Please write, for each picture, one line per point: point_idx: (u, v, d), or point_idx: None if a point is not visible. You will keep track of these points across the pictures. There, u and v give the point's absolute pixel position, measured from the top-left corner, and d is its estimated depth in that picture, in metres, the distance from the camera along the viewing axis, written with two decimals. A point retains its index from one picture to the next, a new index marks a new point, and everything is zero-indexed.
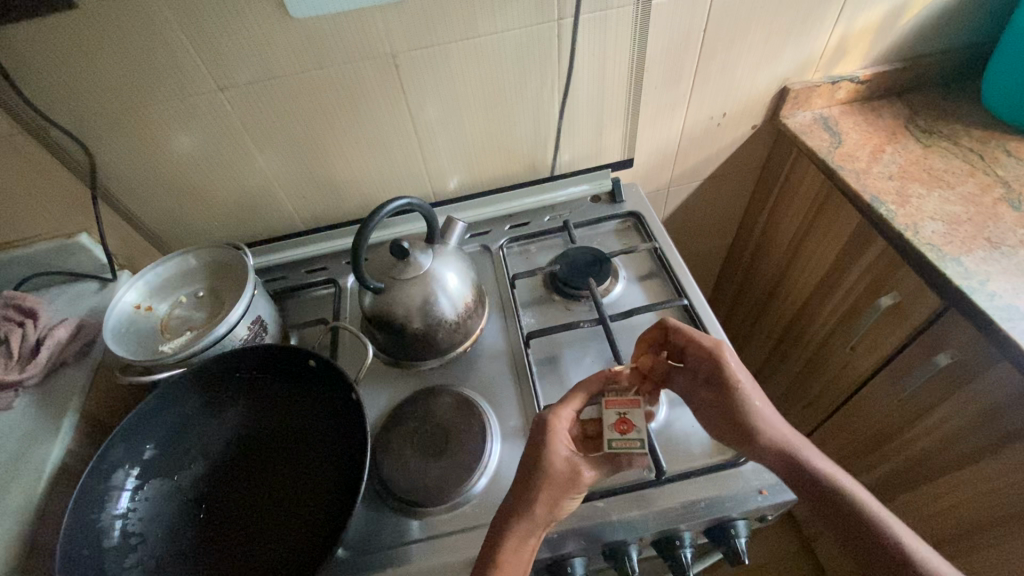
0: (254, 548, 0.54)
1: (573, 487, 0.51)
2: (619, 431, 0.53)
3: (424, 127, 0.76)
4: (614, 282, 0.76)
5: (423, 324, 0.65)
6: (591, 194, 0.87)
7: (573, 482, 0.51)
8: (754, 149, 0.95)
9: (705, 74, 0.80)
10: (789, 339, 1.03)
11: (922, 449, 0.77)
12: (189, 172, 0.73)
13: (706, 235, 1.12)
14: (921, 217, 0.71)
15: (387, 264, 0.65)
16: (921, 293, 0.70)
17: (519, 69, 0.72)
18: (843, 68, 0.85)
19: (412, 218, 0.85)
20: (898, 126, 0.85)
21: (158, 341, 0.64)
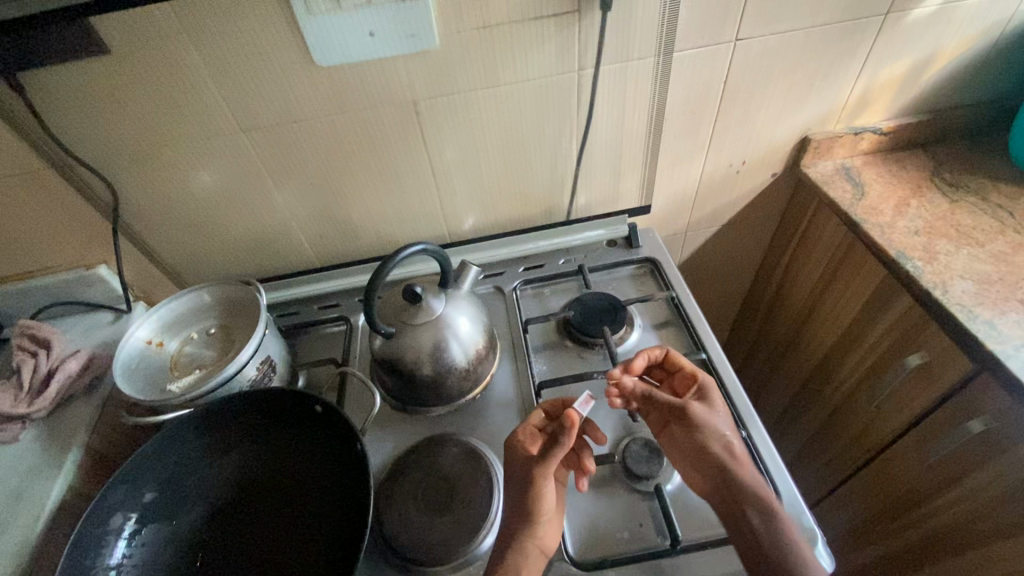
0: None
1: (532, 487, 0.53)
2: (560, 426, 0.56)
3: (442, 171, 0.76)
4: (629, 330, 0.74)
5: (432, 370, 0.64)
6: (607, 239, 0.86)
7: (532, 478, 0.54)
8: (773, 196, 0.94)
9: (725, 124, 0.79)
10: (809, 390, 1.00)
11: (953, 519, 0.73)
12: (209, 208, 0.74)
13: (723, 280, 1.10)
14: (949, 276, 0.69)
15: (399, 308, 0.64)
16: (952, 354, 0.67)
17: (539, 115, 0.72)
18: (865, 120, 0.85)
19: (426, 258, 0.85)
20: (923, 179, 0.83)
21: (167, 379, 0.63)
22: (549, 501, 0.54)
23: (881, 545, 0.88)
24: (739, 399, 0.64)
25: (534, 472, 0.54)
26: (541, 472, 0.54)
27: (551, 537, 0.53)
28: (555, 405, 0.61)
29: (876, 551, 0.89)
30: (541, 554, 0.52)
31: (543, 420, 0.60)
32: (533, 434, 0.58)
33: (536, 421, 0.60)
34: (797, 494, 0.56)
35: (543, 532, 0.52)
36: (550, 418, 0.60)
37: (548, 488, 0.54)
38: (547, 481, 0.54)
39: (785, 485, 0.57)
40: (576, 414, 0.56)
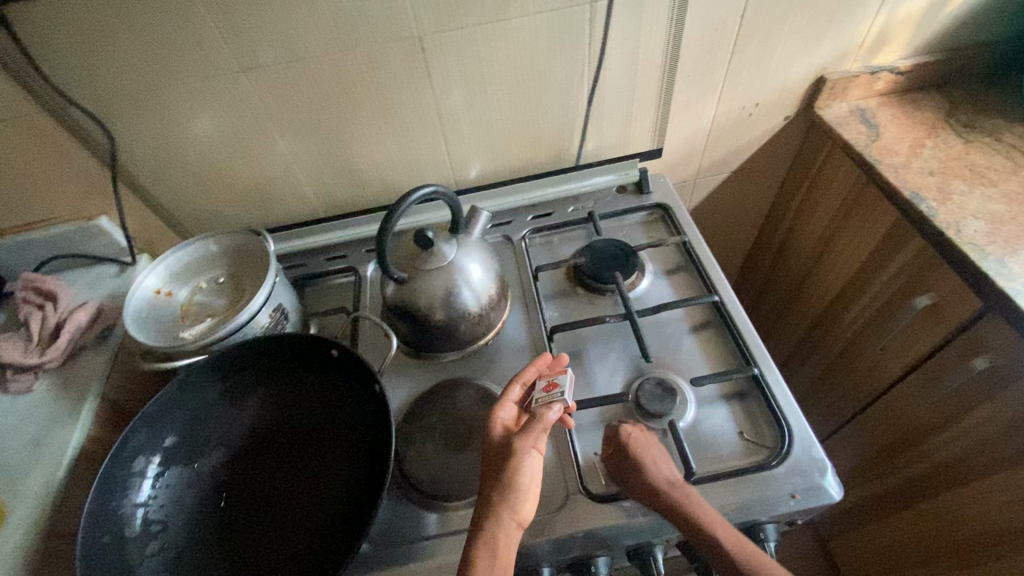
0: (274, 539, 0.53)
1: (511, 465, 0.50)
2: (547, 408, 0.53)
3: (448, 114, 0.74)
4: (641, 276, 0.74)
5: (445, 316, 0.64)
6: (617, 185, 0.85)
7: (511, 450, 0.51)
8: (785, 140, 0.92)
9: (740, 63, 0.77)
10: (816, 336, 1.01)
11: (952, 455, 0.75)
12: (210, 155, 0.72)
13: (731, 229, 1.10)
14: (963, 216, 0.68)
15: (411, 254, 0.63)
16: (961, 294, 0.67)
17: (548, 54, 0.69)
18: (882, 58, 0.82)
19: (434, 207, 0.84)
20: (938, 120, 0.82)
21: (179, 327, 0.63)
22: (527, 476, 0.50)
23: (881, 481, 0.91)
24: (751, 339, 0.65)
25: (513, 444, 0.51)
26: (522, 444, 0.51)
27: (528, 509, 0.50)
28: (534, 375, 0.58)
29: (875, 487, 0.93)
30: (517, 526, 0.49)
31: (522, 393, 0.57)
32: (514, 410, 0.56)
33: (515, 395, 0.57)
34: (806, 428, 0.57)
35: (516, 502, 0.49)
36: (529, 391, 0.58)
37: (527, 461, 0.51)
38: (528, 453, 0.51)
39: (794, 421, 0.58)
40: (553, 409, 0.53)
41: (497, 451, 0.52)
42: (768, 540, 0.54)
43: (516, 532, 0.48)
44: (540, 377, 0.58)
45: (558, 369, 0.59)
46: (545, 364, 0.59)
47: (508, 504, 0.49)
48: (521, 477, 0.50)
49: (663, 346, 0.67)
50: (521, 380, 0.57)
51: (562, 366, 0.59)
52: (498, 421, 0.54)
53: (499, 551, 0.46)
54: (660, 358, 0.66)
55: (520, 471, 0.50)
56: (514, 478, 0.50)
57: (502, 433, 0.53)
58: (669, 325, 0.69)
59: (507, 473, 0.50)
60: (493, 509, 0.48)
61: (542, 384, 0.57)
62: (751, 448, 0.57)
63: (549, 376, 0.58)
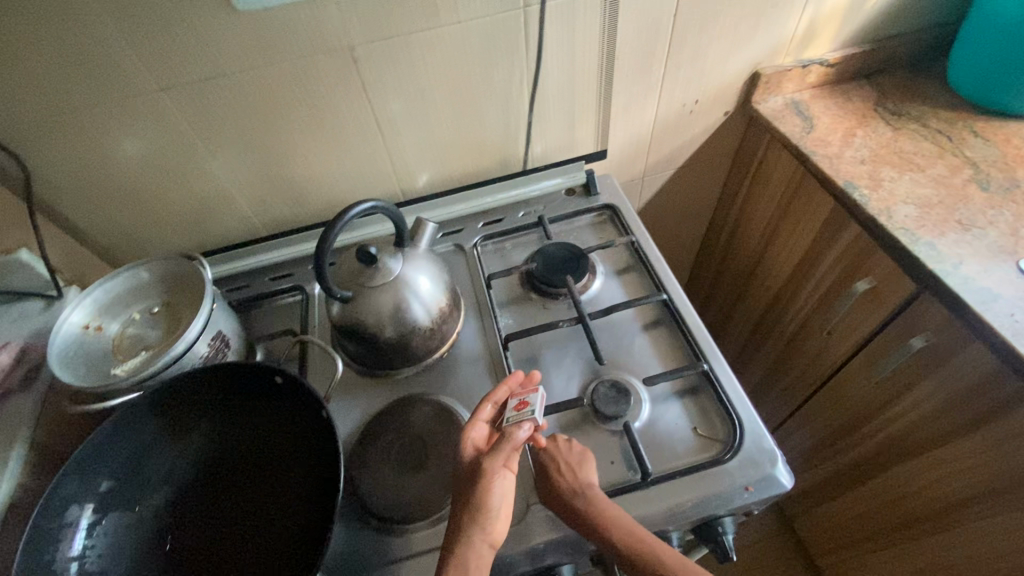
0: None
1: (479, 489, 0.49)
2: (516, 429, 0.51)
3: (389, 124, 0.72)
4: (592, 278, 0.74)
5: (395, 332, 0.63)
6: (565, 187, 0.85)
7: (480, 472, 0.50)
8: (727, 135, 0.94)
9: (678, 61, 0.78)
10: (766, 324, 1.04)
11: (898, 430, 0.78)
12: (137, 179, 0.68)
13: (682, 223, 1.11)
14: (894, 202, 0.71)
15: (355, 271, 0.61)
16: (896, 277, 0.70)
17: (486, 60, 0.68)
18: (812, 52, 0.85)
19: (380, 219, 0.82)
20: (867, 109, 0.85)
21: (111, 364, 0.59)
22: (498, 498, 0.49)
23: (834, 461, 0.94)
24: (700, 335, 0.66)
25: (481, 466, 0.50)
26: (490, 466, 0.50)
27: (501, 530, 0.49)
28: (506, 394, 0.56)
29: (829, 467, 0.96)
30: (491, 548, 0.48)
31: (495, 412, 0.55)
32: (486, 430, 0.54)
33: (487, 414, 0.55)
34: (755, 419, 0.59)
35: (488, 523, 0.48)
36: (502, 410, 0.56)
37: (498, 482, 0.50)
38: (499, 475, 0.50)
39: (744, 413, 0.59)
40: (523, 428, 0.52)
41: (466, 474, 0.51)
42: (726, 533, 0.55)
43: (489, 555, 0.47)
44: (513, 395, 0.56)
45: (530, 386, 0.57)
46: (518, 381, 0.57)
47: (478, 528, 0.48)
48: (492, 499, 0.49)
49: (617, 348, 0.67)
50: (493, 399, 0.55)
51: (535, 383, 0.57)
52: (469, 443, 0.52)
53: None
54: (614, 359, 0.66)
55: (489, 494, 0.49)
56: (482, 501, 0.49)
57: (472, 454, 0.52)
58: (622, 325, 0.69)
59: (477, 495, 0.49)
60: (460, 532, 0.48)
61: (514, 402, 0.55)
62: (704, 443, 0.58)
63: (521, 394, 0.55)
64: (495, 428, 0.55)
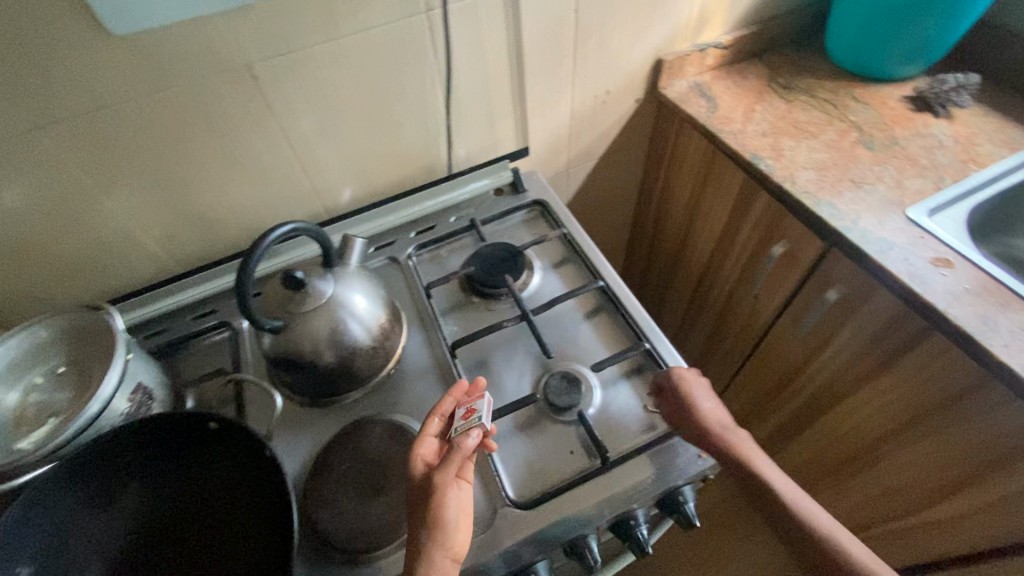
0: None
1: (433, 505, 0.48)
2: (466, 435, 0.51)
3: (301, 142, 0.69)
4: (531, 274, 0.75)
5: (335, 356, 0.60)
6: (493, 187, 0.85)
7: (433, 489, 0.49)
8: (640, 121, 0.98)
9: (585, 54, 0.80)
10: (699, 298, 1.09)
11: (826, 379, 0.84)
12: (20, 229, 0.61)
13: (611, 210, 1.14)
14: (795, 169, 0.77)
15: (282, 297, 0.58)
16: (805, 238, 0.76)
17: (395, 67, 0.67)
18: (707, 36, 0.90)
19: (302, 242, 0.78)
20: (762, 85, 0.91)
21: (14, 437, 0.53)
22: (452, 512, 0.49)
23: (773, 418, 1.00)
24: (639, 316, 0.68)
25: (434, 482, 0.49)
26: (442, 480, 0.49)
27: (461, 543, 0.49)
28: (452, 405, 0.55)
29: (770, 423, 1.02)
30: (452, 564, 0.48)
31: (443, 425, 0.55)
32: (436, 443, 0.53)
33: (435, 428, 0.54)
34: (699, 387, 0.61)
35: (446, 539, 0.48)
36: (450, 421, 0.55)
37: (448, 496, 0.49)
38: (451, 487, 0.50)
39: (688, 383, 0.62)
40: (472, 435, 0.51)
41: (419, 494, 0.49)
42: (687, 502, 0.57)
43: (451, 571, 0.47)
44: (459, 405, 0.55)
45: (476, 394, 0.57)
46: (463, 391, 0.57)
47: (439, 545, 0.47)
48: (446, 514, 0.49)
49: (563, 339, 0.68)
50: (439, 412, 0.55)
51: (480, 391, 0.57)
52: (419, 459, 0.51)
53: None
54: (562, 351, 0.67)
55: (443, 509, 0.49)
56: (437, 518, 0.48)
57: (422, 471, 0.51)
58: (565, 317, 0.71)
59: (431, 512, 0.48)
60: (423, 553, 0.46)
61: (460, 411, 0.54)
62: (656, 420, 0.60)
63: (468, 402, 0.55)
64: (445, 442, 0.54)
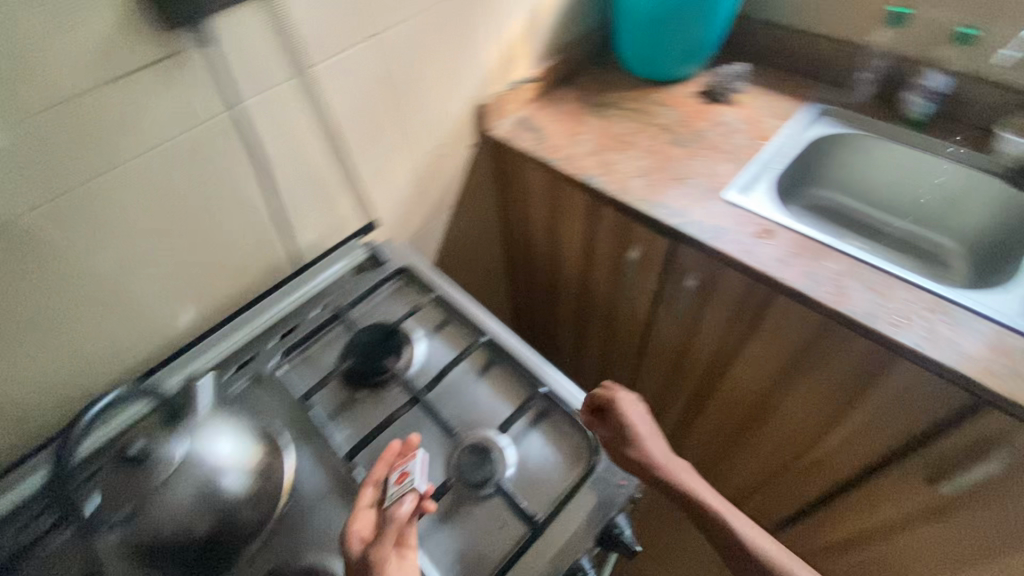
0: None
1: None
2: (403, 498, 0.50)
3: (108, 284, 0.60)
4: (414, 348, 0.71)
5: (213, 519, 0.51)
6: (351, 267, 0.80)
7: (372, 566, 0.47)
8: (480, 163, 1.00)
9: (407, 115, 0.80)
10: (583, 311, 1.13)
11: (711, 355, 0.91)
12: None
13: (481, 250, 1.15)
14: (626, 180, 0.83)
15: (122, 480, 0.51)
16: (653, 239, 0.82)
17: (200, 179, 0.61)
18: (517, 74, 0.94)
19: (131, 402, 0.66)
20: (579, 107, 0.97)
21: None
22: None
23: (682, 398, 1.07)
24: (531, 360, 0.67)
25: (371, 558, 0.47)
26: (379, 553, 0.47)
27: None
28: (385, 469, 0.54)
29: (680, 404, 1.09)
30: None
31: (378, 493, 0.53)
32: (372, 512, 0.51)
33: (370, 498, 0.52)
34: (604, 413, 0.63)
35: None
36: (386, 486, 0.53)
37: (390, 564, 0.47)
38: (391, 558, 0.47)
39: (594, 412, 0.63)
40: (409, 498, 0.50)
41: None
42: (623, 531, 0.56)
43: None
44: (392, 468, 0.54)
45: (409, 453, 0.55)
46: (395, 453, 0.56)
47: None
48: None
49: (464, 407, 0.65)
50: (371, 480, 0.53)
51: (413, 448, 0.55)
52: (354, 536, 0.49)
53: None
54: (465, 420, 0.64)
55: None
56: None
57: (359, 548, 0.48)
58: (460, 382, 0.67)
59: None
60: None
61: (394, 475, 0.53)
62: (572, 461, 0.60)
63: (401, 464, 0.54)
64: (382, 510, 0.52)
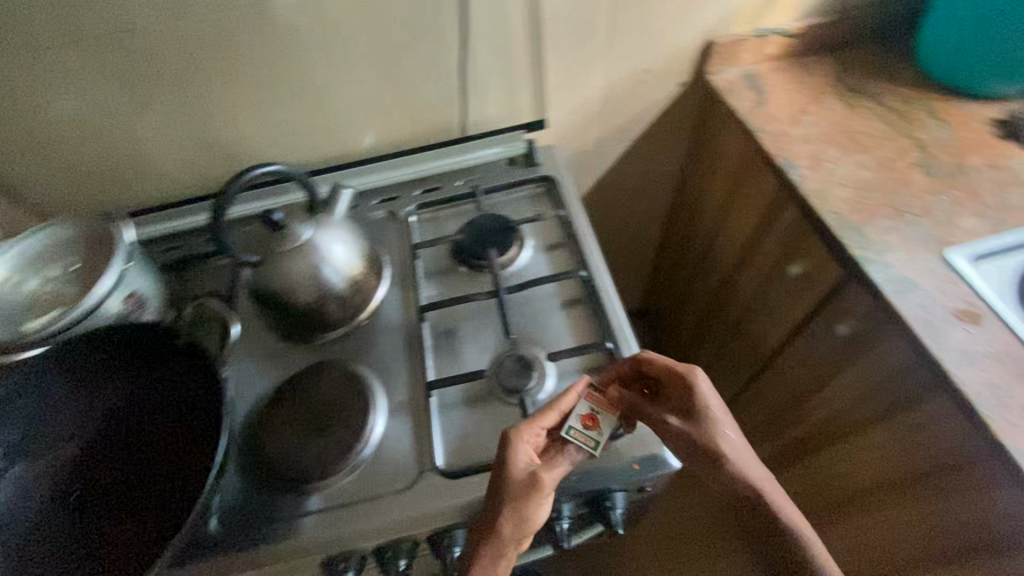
0: (128, 528, 0.53)
1: (538, 495, 0.50)
2: (586, 426, 0.54)
3: (315, 84, 0.71)
4: (520, 251, 0.73)
5: (312, 298, 0.63)
6: (504, 157, 0.82)
7: (543, 483, 0.50)
8: (684, 107, 0.91)
9: (620, 30, 0.75)
10: (717, 306, 1.03)
11: (828, 414, 0.78)
12: (57, 136, 0.69)
13: (645, 199, 1.09)
14: (830, 184, 0.69)
15: (265, 237, 0.60)
16: (826, 263, 0.69)
17: (416, 20, 0.67)
18: (771, 21, 0.81)
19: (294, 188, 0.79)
20: (826, 85, 0.81)
21: (24, 318, 0.61)
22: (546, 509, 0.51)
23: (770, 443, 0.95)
24: (617, 316, 0.65)
25: (543, 478, 0.51)
26: (553, 479, 0.51)
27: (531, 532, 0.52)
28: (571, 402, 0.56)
29: (769, 447, 0.98)
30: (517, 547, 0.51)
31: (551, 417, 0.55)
32: (539, 437, 0.54)
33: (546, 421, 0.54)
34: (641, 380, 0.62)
35: (526, 533, 0.50)
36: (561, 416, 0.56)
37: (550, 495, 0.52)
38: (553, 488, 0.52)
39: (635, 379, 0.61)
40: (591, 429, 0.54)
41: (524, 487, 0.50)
42: (614, 507, 0.57)
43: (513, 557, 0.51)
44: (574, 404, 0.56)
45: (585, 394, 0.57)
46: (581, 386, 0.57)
47: (517, 537, 0.50)
48: (541, 510, 0.51)
49: (533, 322, 0.67)
50: (557, 406, 0.55)
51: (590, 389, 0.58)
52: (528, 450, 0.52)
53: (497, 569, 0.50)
54: (527, 333, 0.66)
55: (544, 500, 0.51)
56: (536, 511, 0.50)
57: (527, 466, 0.51)
58: (542, 300, 0.69)
59: (539, 503, 0.50)
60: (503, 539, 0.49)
61: (581, 406, 0.56)
62: None
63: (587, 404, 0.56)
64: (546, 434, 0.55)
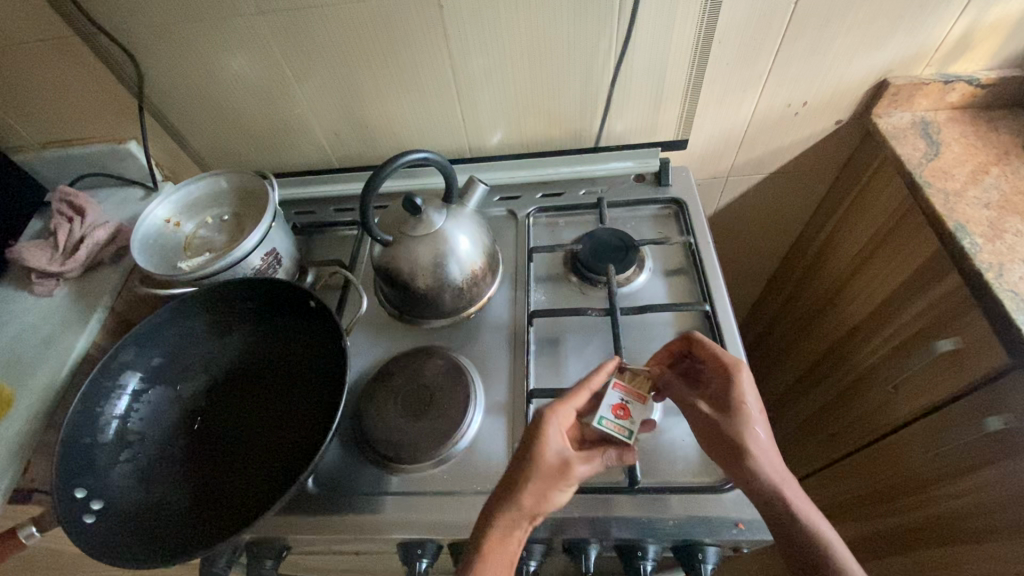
0: (246, 468, 0.56)
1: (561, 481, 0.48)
2: (619, 413, 0.54)
3: (464, 78, 0.72)
4: (638, 271, 0.71)
5: (430, 284, 0.64)
6: (634, 172, 0.80)
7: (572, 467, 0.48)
8: (834, 146, 0.84)
9: (786, 58, 0.70)
10: (828, 362, 0.95)
11: (954, 509, 0.70)
12: (228, 96, 0.74)
13: (764, 234, 1.02)
14: (1010, 258, 0.61)
15: (400, 218, 0.63)
16: (988, 345, 0.61)
17: (576, 26, 0.66)
18: (960, 66, 0.72)
19: (423, 174, 0.82)
20: (1016, 145, 0.71)
21: (179, 257, 0.67)
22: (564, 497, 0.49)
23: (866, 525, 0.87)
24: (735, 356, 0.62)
25: (573, 465, 0.48)
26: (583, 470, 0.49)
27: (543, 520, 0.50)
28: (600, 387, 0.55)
29: (859, 527, 0.89)
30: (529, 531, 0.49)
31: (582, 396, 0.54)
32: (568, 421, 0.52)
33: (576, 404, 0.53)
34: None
35: (539, 514, 0.48)
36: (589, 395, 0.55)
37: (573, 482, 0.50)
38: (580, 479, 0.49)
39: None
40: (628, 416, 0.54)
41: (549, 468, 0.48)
42: (706, 563, 0.51)
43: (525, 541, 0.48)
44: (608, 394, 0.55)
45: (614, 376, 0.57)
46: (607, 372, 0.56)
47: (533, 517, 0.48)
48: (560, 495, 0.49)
49: (643, 348, 0.65)
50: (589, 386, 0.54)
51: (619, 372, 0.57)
52: (558, 430, 0.50)
53: (508, 552, 0.47)
54: (635, 359, 0.64)
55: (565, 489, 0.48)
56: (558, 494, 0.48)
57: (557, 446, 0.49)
58: (655, 327, 0.66)
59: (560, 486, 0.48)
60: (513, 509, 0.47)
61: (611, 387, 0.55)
62: (708, 467, 0.55)
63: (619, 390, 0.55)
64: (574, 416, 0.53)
